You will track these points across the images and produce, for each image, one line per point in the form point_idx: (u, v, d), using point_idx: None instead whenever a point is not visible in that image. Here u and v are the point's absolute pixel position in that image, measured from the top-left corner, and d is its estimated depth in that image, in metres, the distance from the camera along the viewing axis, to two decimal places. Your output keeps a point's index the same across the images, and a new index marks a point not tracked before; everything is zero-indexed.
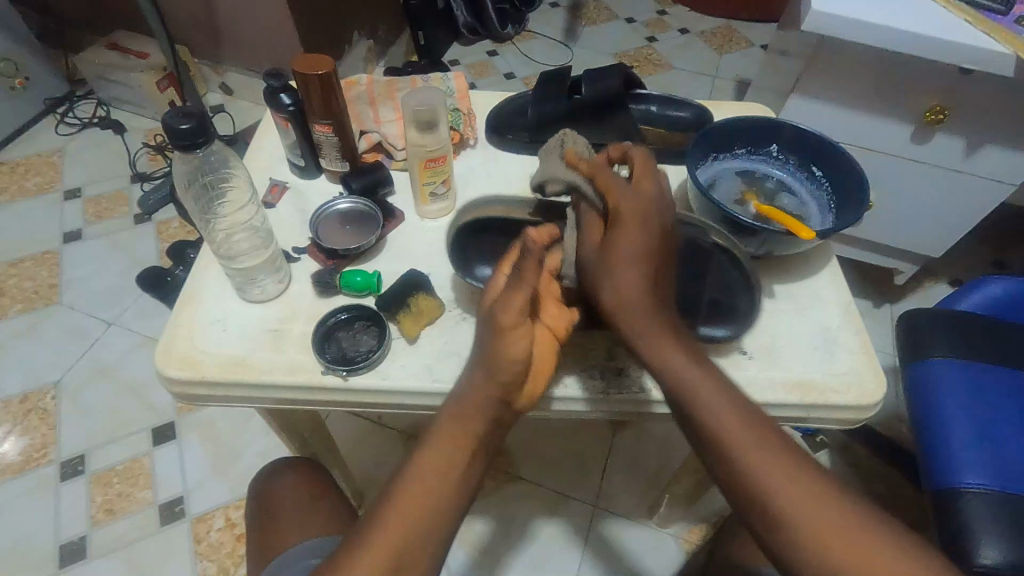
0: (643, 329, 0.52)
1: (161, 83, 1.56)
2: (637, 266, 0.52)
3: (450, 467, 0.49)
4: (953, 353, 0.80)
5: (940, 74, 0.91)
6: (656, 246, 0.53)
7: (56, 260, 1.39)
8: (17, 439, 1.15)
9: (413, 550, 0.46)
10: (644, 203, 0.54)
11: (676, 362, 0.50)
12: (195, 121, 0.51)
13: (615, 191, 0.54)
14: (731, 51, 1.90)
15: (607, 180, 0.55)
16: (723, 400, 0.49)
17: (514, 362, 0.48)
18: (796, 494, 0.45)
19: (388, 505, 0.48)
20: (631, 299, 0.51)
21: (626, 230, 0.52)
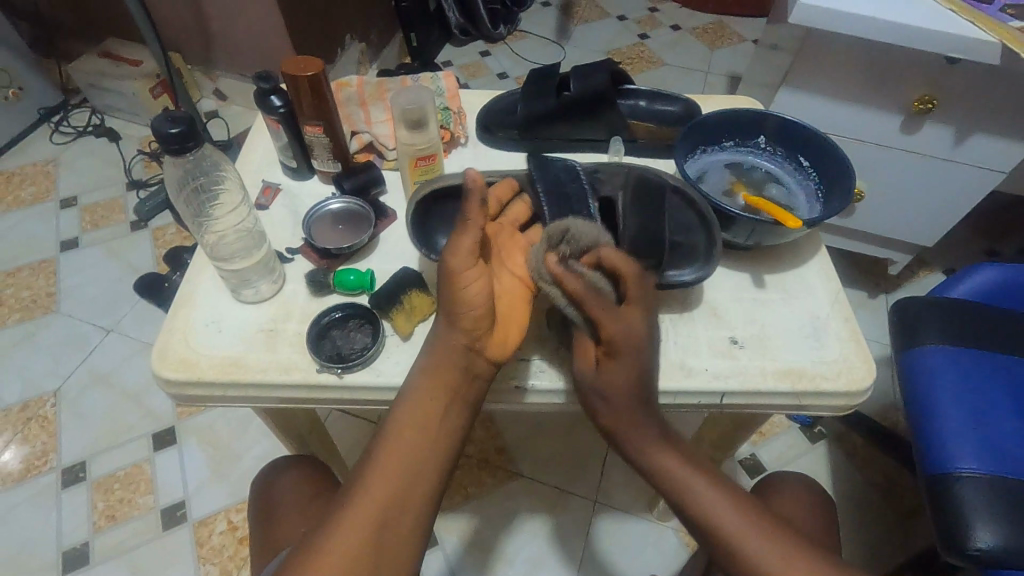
0: (638, 440, 0.54)
1: (155, 90, 1.59)
2: (630, 395, 0.53)
3: (430, 424, 0.50)
4: (945, 340, 0.81)
5: (926, 64, 0.91)
6: (647, 366, 0.54)
7: (54, 269, 1.40)
8: (18, 448, 1.15)
9: (395, 504, 0.48)
10: (639, 334, 0.52)
11: (659, 458, 0.54)
12: (184, 126, 0.51)
13: (610, 326, 0.51)
14: (723, 47, 1.90)
15: (598, 312, 0.51)
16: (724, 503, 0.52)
17: (469, 299, 0.50)
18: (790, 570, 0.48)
19: (372, 466, 0.49)
20: (619, 413, 0.54)
21: (620, 364, 0.52)
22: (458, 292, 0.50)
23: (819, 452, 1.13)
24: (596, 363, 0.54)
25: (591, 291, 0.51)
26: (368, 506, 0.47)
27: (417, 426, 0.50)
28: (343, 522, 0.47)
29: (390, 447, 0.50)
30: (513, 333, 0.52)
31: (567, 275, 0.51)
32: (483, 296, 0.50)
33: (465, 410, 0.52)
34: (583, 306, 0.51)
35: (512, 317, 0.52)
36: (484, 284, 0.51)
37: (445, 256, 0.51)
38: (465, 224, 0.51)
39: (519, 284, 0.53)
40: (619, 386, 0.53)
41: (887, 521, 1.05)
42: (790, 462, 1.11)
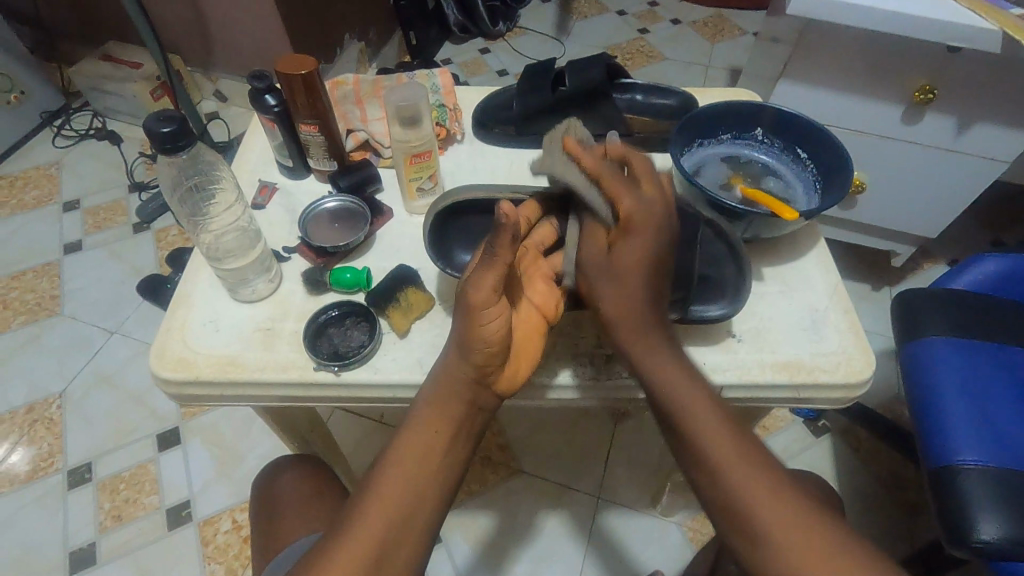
0: (641, 341, 0.52)
1: (154, 92, 1.60)
2: (638, 273, 0.52)
3: (432, 453, 0.50)
4: (947, 331, 0.80)
5: (926, 53, 0.91)
6: (664, 248, 0.53)
7: (58, 271, 1.41)
8: (24, 450, 1.16)
9: (396, 532, 0.46)
10: (657, 212, 0.52)
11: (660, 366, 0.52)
12: (175, 124, 0.51)
13: (624, 199, 0.52)
14: (723, 40, 1.89)
15: (613, 183, 0.52)
16: (722, 427, 0.49)
17: (488, 335, 0.49)
18: (775, 517, 0.44)
19: (371, 492, 0.48)
20: (628, 308, 0.52)
21: (636, 237, 0.51)
22: (478, 328, 0.49)
23: (823, 446, 1.12)
24: (608, 245, 0.53)
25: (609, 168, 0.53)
26: (369, 534, 0.46)
27: (416, 453, 0.49)
28: (344, 548, 0.46)
29: (392, 472, 0.49)
30: (525, 366, 0.53)
31: (587, 154, 0.53)
32: (503, 331, 0.50)
33: (471, 436, 0.52)
34: (601, 183, 0.53)
35: (528, 350, 0.52)
36: (504, 319, 0.50)
37: (465, 290, 0.49)
38: (492, 260, 0.49)
39: (534, 318, 0.53)
40: (633, 262, 0.52)
41: (893, 514, 1.05)
42: (794, 456, 1.11)
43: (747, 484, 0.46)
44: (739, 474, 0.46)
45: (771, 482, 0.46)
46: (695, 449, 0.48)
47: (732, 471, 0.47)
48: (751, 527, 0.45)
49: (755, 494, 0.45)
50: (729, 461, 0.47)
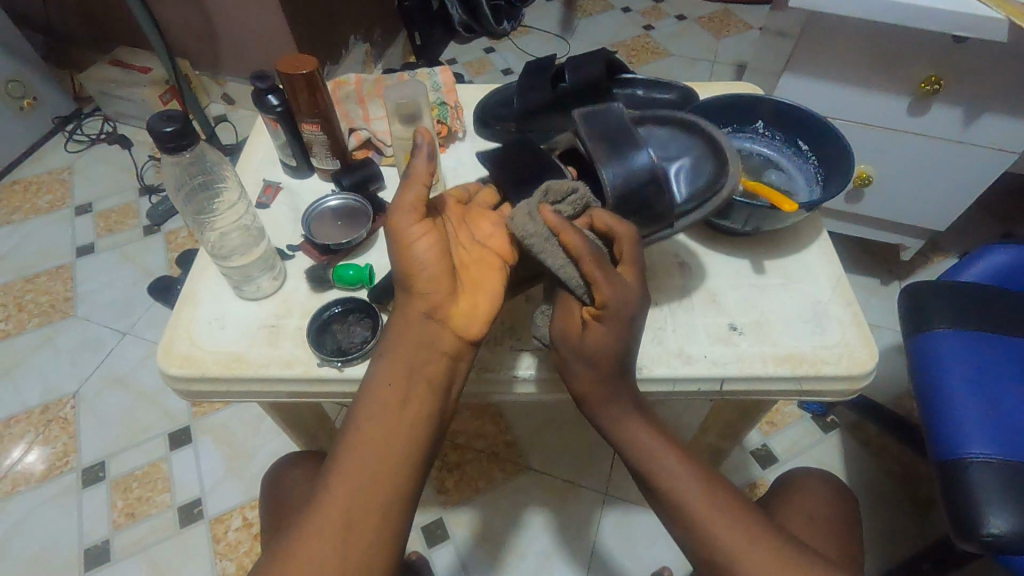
0: (609, 403, 0.54)
1: (162, 96, 1.60)
2: (613, 359, 0.51)
3: (394, 410, 0.48)
4: (954, 324, 0.79)
5: (933, 44, 0.90)
6: (631, 339, 0.51)
7: (71, 274, 1.43)
8: (40, 449, 1.18)
9: (366, 493, 0.46)
10: (633, 302, 0.50)
11: (640, 436, 0.54)
12: (178, 124, 0.52)
13: (604, 288, 0.49)
14: (729, 35, 1.88)
15: (594, 271, 0.49)
16: (663, 447, 0.54)
17: (421, 271, 0.51)
18: (712, 516, 0.50)
19: (341, 454, 0.48)
20: (597, 389, 0.53)
21: (608, 326, 0.50)
22: (411, 253, 0.50)
23: (832, 441, 1.11)
24: (581, 327, 0.52)
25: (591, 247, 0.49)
26: (340, 499, 0.46)
27: (381, 411, 0.49)
28: (317, 512, 0.46)
29: (366, 423, 0.48)
30: (483, 301, 0.52)
31: (566, 230, 0.49)
32: (434, 251, 0.51)
33: (435, 390, 0.49)
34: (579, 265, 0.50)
35: (480, 284, 0.53)
36: (435, 244, 0.51)
37: (390, 219, 0.51)
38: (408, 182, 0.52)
39: (491, 254, 0.55)
40: (605, 353, 0.51)
41: (902, 509, 1.04)
42: (802, 451, 1.10)
43: (682, 484, 0.52)
44: (673, 470, 0.52)
45: (706, 490, 0.52)
46: (637, 460, 0.53)
47: (670, 471, 0.52)
48: (696, 527, 0.50)
49: (686, 492, 0.51)
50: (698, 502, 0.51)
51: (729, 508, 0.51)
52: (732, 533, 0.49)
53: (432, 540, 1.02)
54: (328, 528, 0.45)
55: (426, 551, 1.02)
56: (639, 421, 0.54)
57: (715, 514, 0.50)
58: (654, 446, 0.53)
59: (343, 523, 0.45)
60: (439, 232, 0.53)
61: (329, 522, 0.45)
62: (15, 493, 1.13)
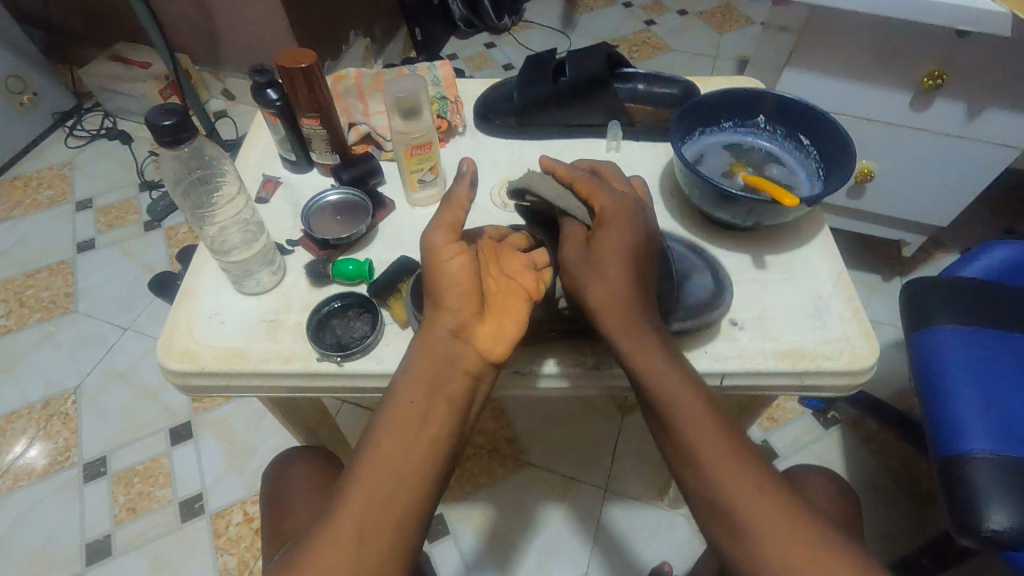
0: (629, 330, 0.51)
1: (163, 91, 1.57)
2: (624, 263, 0.52)
3: (412, 428, 0.48)
4: (956, 320, 0.79)
5: (936, 38, 0.89)
6: (639, 247, 0.54)
7: (71, 269, 1.43)
8: (41, 444, 1.18)
9: (380, 506, 0.46)
10: (626, 211, 0.55)
11: (664, 377, 0.50)
12: (177, 118, 0.52)
13: (600, 196, 0.55)
14: (731, 30, 1.87)
15: (588, 184, 0.55)
16: (683, 387, 0.50)
17: (451, 290, 0.50)
18: (730, 472, 0.47)
19: (358, 467, 0.48)
20: (615, 306, 0.52)
21: (611, 225, 0.53)
22: (440, 268, 0.51)
23: (833, 438, 1.11)
24: (586, 242, 0.54)
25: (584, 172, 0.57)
26: (355, 512, 0.46)
27: (399, 427, 0.49)
28: (332, 522, 0.46)
29: (382, 438, 0.49)
30: (509, 325, 0.51)
31: (561, 165, 0.58)
32: (466, 270, 0.51)
33: (454, 408, 0.49)
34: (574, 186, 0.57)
35: (506, 309, 0.52)
36: (466, 263, 0.51)
37: (427, 231, 0.52)
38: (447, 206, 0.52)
39: (518, 287, 0.53)
40: (614, 252, 0.52)
41: (902, 505, 1.04)
42: (802, 448, 1.10)
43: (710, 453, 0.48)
44: (695, 413, 0.49)
45: (728, 445, 0.49)
46: (659, 398, 0.50)
47: (691, 413, 0.49)
48: (715, 490, 0.47)
49: (707, 454, 0.48)
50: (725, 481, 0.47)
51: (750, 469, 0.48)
52: (756, 504, 0.46)
53: (434, 535, 1.03)
54: (342, 539, 0.45)
55: (428, 545, 1.02)
56: (662, 354, 0.51)
57: (739, 480, 0.47)
58: (678, 387, 0.50)
59: (356, 534, 0.45)
60: (471, 252, 0.53)
61: (343, 533, 0.45)
62: (17, 488, 1.14)
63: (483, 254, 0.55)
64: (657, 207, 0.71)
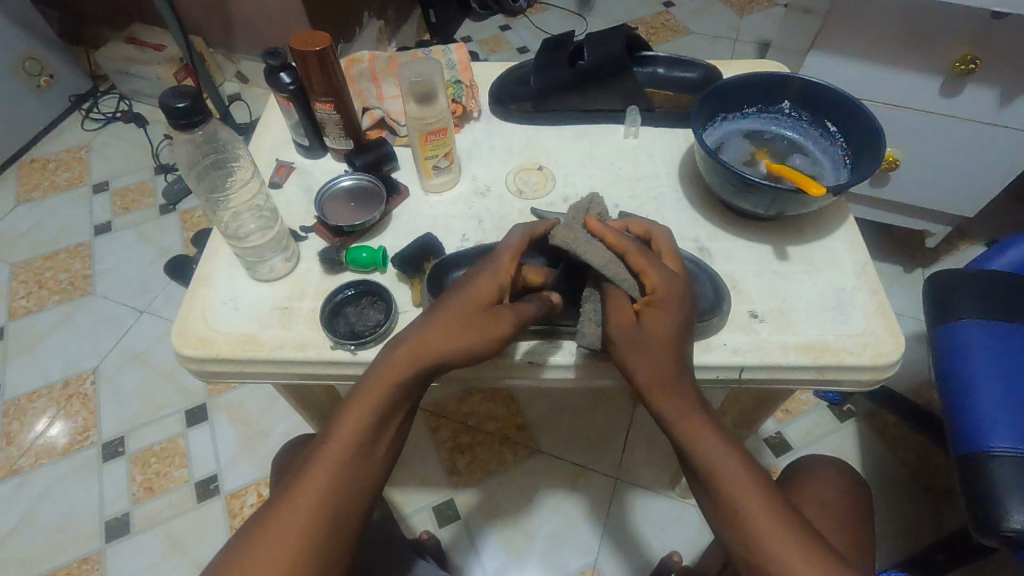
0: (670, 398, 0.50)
1: (177, 75, 1.60)
2: (672, 350, 0.51)
3: (385, 421, 0.50)
4: (982, 314, 0.77)
5: (970, 21, 0.86)
6: (685, 326, 0.52)
7: (89, 252, 1.44)
8: (62, 423, 1.20)
9: (344, 488, 0.47)
10: (678, 290, 0.53)
11: (700, 433, 0.50)
12: (191, 101, 0.51)
13: (652, 273, 0.53)
14: (752, 12, 1.82)
15: (640, 258, 0.54)
16: (728, 452, 0.50)
17: (475, 343, 0.50)
18: (763, 518, 0.48)
19: (331, 446, 0.48)
20: (658, 381, 0.50)
21: (661, 309, 0.51)
22: (469, 326, 0.50)
23: (848, 430, 1.10)
24: (635, 315, 0.53)
25: (634, 243, 0.55)
26: (322, 494, 0.46)
27: (373, 416, 0.49)
28: (294, 504, 0.46)
29: (344, 422, 0.49)
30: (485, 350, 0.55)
31: (609, 231, 0.56)
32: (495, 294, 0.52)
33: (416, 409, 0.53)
34: (625, 257, 0.55)
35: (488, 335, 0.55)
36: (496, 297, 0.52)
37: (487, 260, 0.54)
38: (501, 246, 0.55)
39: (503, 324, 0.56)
40: (661, 337, 0.51)
41: (917, 499, 1.03)
42: (817, 440, 1.09)
43: (734, 481, 0.49)
44: (732, 471, 0.49)
45: (763, 495, 0.48)
46: (699, 460, 0.50)
47: (720, 465, 0.49)
48: (744, 528, 0.48)
49: (743, 497, 0.48)
50: (746, 505, 0.48)
51: (782, 518, 0.48)
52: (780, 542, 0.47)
53: (443, 520, 1.04)
54: (305, 513, 0.46)
55: (436, 529, 1.03)
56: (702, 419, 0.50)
57: (768, 519, 0.47)
58: (717, 449, 0.50)
59: (328, 522, 0.46)
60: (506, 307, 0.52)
61: (309, 516, 0.46)
62: (39, 465, 1.16)
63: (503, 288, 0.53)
64: (675, 194, 0.70)
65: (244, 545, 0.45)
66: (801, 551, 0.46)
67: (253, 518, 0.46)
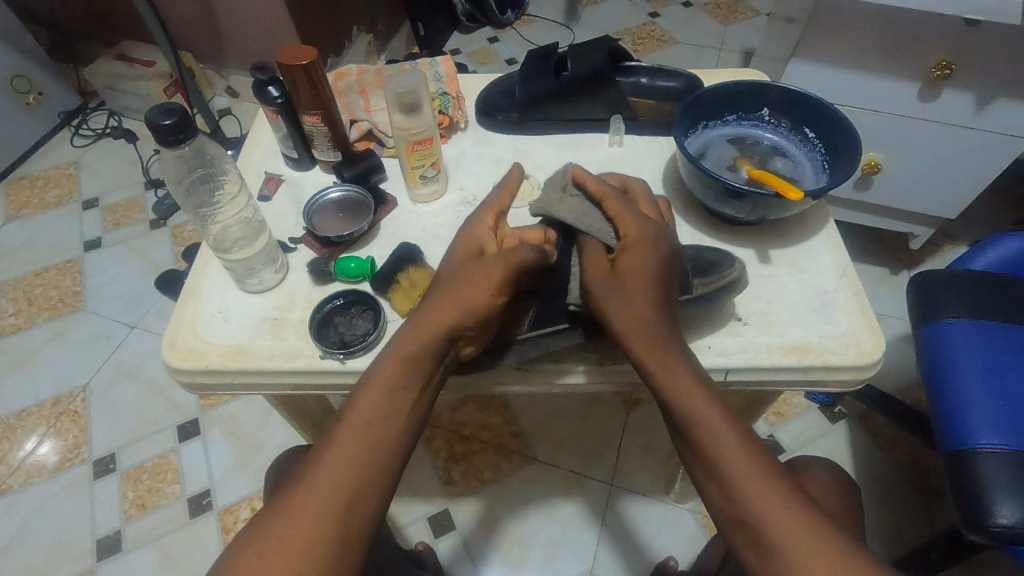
0: (652, 346, 0.52)
1: (167, 89, 1.61)
2: (648, 289, 0.53)
3: (393, 402, 0.51)
4: (964, 313, 0.78)
5: (945, 28, 0.88)
6: (663, 268, 0.54)
7: (79, 268, 1.44)
8: (52, 441, 1.19)
9: (353, 475, 0.48)
10: (651, 232, 0.56)
11: (694, 402, 0.50)
12: (177, 118, 0.52)
13: (625, 218, 0.57)
14: (736, 21, 1.85)
15: (615, 206, 0.59)
16: (721, 417, 0.49)
17: (470, 311, 0.53)
18: (761, 490, 0.46)
19: (337, 436, 0.50)
20: (639, 324, 0.52)
21: (633, 252, 0.55)
22: (464, 296, 0.54)
23: (839, 431, 1.11)
24: (611, 266, 0.56)
25: (611, 189, 0.60)
26: (329, 480, 0.47)
27: (381, 402, 0.51)
28: (302, 502, 0.47)
29: (351, 418, 0.51)
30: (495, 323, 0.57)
31: (590, 180, 0.61)
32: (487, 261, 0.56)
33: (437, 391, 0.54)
34: (605, 202, 0.60)
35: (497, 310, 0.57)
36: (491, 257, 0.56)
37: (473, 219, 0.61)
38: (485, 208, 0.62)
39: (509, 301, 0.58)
40: (638, 275, 0.54)
41: (909, 499, 1.03)
42: (809, 442, 1.10)
43: (728, 453, 0.48)
44: (724, 440, 0.49)
45: (748, 448, 0.48)
46: (692, 427, 0.50)
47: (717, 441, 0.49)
48: (743, 503, 0.46)
49: (729, 454, 0.48)
50: (743, 475, 0.47)
51: (768, 475, 0.47)
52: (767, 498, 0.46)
53: (439, 530, 1.03)
54: (315, 508, 0.46)
55: (432, 539, 1.03)
56: (686, 374, 0.51)
57: (766, 491, 0.46)
58: (700, 405, 0.50)
59: (344, 505, 0.47)
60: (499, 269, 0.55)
61: (318, 506, 0.46)
62: (29, 484, 1.15)
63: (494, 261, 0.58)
64: (661, 201, 0.71)
65: (246, 547, 0.45)
66: (801, 525, 0.45)
67: (259, 519, 0.47)
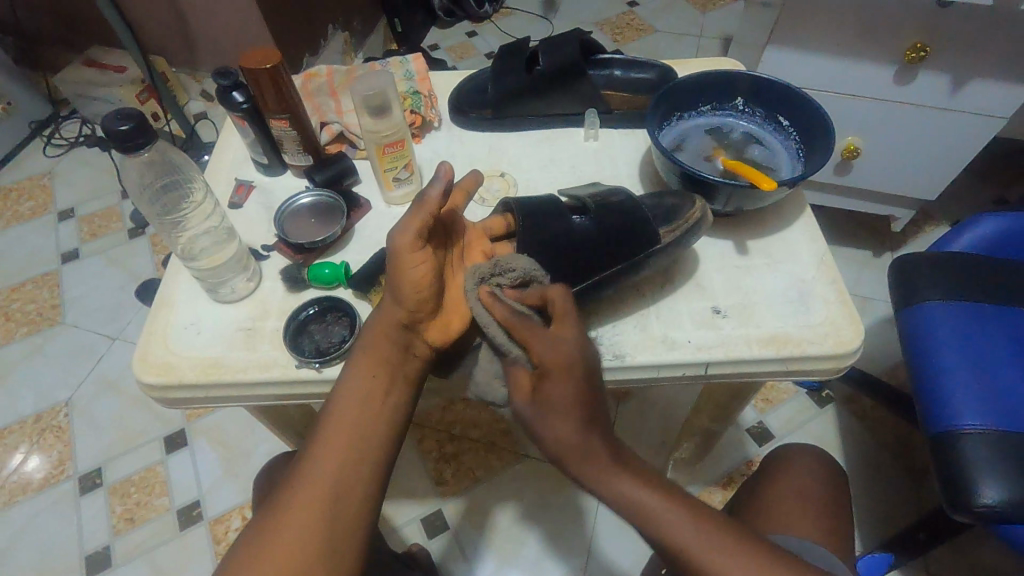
0: (591, 467, 0.48)
1: (140, 95, 1.54)
2: (571, 417, 0.48)
3: (372, 400, 0.51)
4: (945, 295, 0.78)
5: (918, 10, 0.87)
6: (589, 385, 0.49)
7: (57, 281, 1.41)
8: (38, 457, 1.17)
9: (339, 473, 0.47)
10: (572, 353, 0.49)
11: (626, 488, 0.48)
12: (135, 122, 0.51)
13: (535, 346, 0.49)
14: (715, 8, 1.85)
15: (525, 330, 0.50)
16: (649, 490, 0.49)
17: (415, 322, 0.52)
18: (710, 553, 0.47)
19: (319, 440, 0.49)
20: (573, 446, 0.48)
21: (556, 384, 0.48)
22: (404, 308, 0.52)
23: (827, 415, 1.11)
24: (530, 393, 0.50)
25: (515, 316, 0.51)
26: (316, 480, 0.47)
27: (360, 398, 0.51)
28: (290, 507, 0.46)
29: (334, 423, 0.50)
30: (457, 321, 0.54)
31: (497, 304, 0.52)
32: (428, 275, 0.51)
33: (408, 385, 0.53)
34: (512, 331, 0.51)
35: (459, 305, 0.55)
36: (426, 264, 0.51)
37: (391, 234, 0.51)
38: (421, 207, 0.50)
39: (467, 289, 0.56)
40: (560, 406, 0.48)
41: (898, 480, 1.04)
42: (797, 428, 1.10)
43: (677, 525, 0.48)
44: (669, 517, 0.48)
45: (697, 521, 0.48)
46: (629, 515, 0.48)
47: (667, 518, 0.48)
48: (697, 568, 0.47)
49: (678, 526, 0.48)
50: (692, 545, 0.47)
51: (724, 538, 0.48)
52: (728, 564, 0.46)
53: (432, 529, 1.03)
54: (305, 510, 0.45)
55: (426, 541, 1.02)
56: (618, 470, 0.49)
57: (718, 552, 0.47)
58: (631, 491, 0.48)
59: (329, 503, 0.46)
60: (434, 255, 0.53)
61: (310, 504, 0.46)
62: (14, 502, 1.13)
63: (440, 250, 0.55)
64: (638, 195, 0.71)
65: (241, 558, 0.44)
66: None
67: (247, 536, 0.46)
